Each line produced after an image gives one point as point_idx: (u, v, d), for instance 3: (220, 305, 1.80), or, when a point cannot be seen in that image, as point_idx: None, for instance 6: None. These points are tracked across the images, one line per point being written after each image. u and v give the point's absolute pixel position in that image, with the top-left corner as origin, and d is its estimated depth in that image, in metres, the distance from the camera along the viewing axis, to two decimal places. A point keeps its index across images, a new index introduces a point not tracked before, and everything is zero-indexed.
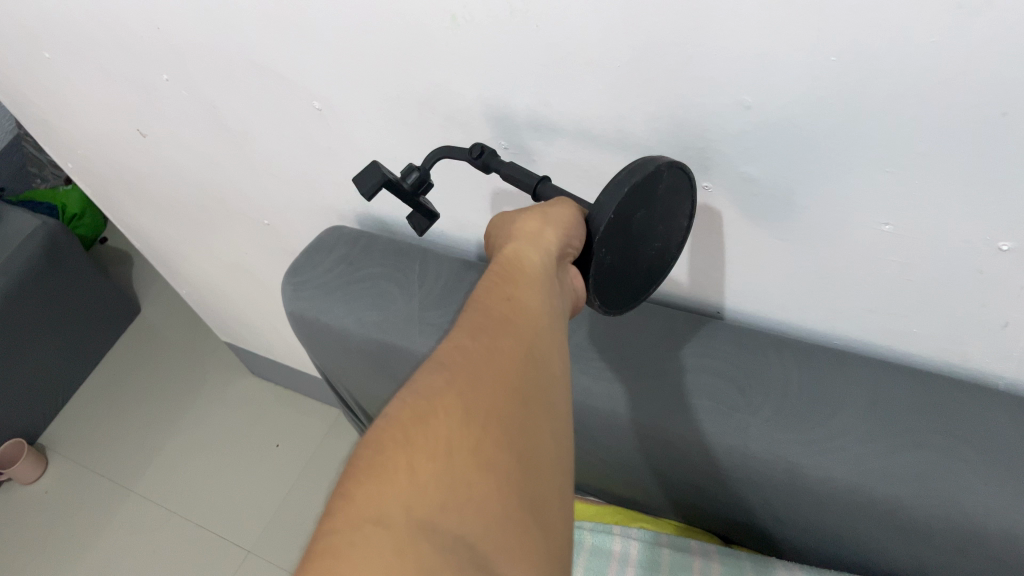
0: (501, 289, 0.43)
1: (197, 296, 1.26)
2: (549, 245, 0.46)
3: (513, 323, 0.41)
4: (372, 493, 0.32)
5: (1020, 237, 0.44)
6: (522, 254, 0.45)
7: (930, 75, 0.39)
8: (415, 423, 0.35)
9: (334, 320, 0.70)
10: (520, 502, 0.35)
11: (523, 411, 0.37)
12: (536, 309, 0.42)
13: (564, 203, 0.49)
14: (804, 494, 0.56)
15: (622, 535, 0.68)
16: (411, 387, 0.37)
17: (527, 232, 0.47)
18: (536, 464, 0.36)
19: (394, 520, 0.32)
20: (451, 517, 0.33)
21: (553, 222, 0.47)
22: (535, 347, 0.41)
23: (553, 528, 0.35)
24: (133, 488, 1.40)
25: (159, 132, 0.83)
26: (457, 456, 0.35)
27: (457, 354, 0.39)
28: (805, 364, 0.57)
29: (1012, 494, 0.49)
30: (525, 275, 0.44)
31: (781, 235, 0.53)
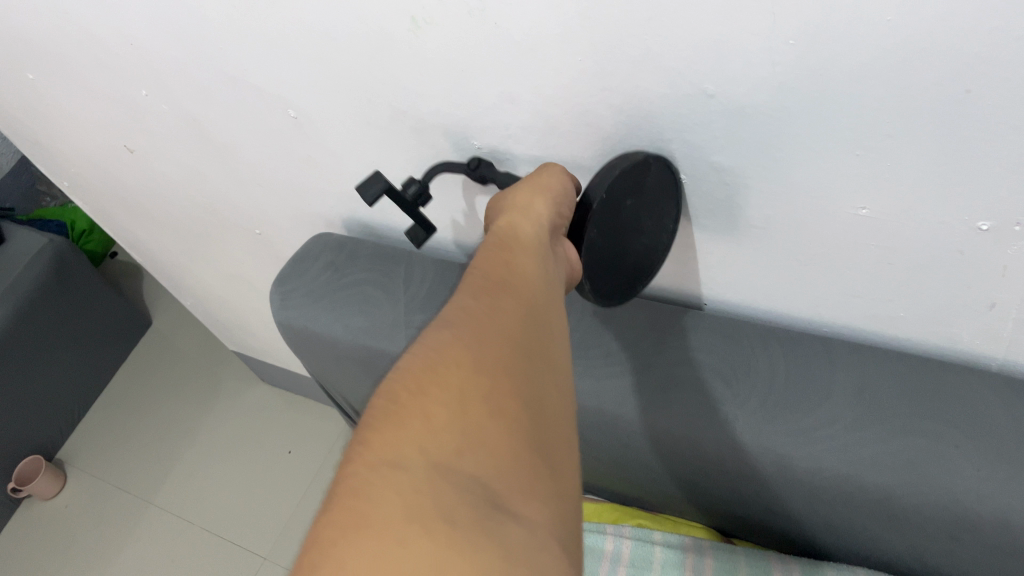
0: (500, 258, 0.43)
1: (202, 307, 1.26)
2: (540, 214, 0.46)
3: (512, 288, 0.40)
4: (388, 437, 0.32)
5: (998, 216, 0.43)
6: (516, 224, 0.46)
7: (890, 56, 0.38)
8: (428, 374, 0.34)
9: (321, 327, 0.70)
10: (531, 446, 0.33)
11: (528, 364, 0.36)
12: (536, 275, 0.42)
13: (552, 175, 0.50)
14: (794, 485, 0.55)
15: (615, 534, 0.68)
16: (423, 344, 0.37)
17: (518, 206, 0.47)
18: (545, 413, 0.35)
19: (409, 462, 0.31)
20: (468, 460, 0.31)
21: (541, 191, 0.48)
22: (538, 305, 0.40)
23: (565, 473, 0.33)
24: (155, 501, 1.40)
25: (146, 147, 0.83)
26: (468, 404, 0.33)
27: (463, 315, 0.39)
28: (790, 352, 0.56)
29: (1002, 479, 0.48)
30: (523, 244, 0.44)
31: (759, 224, 0.52)
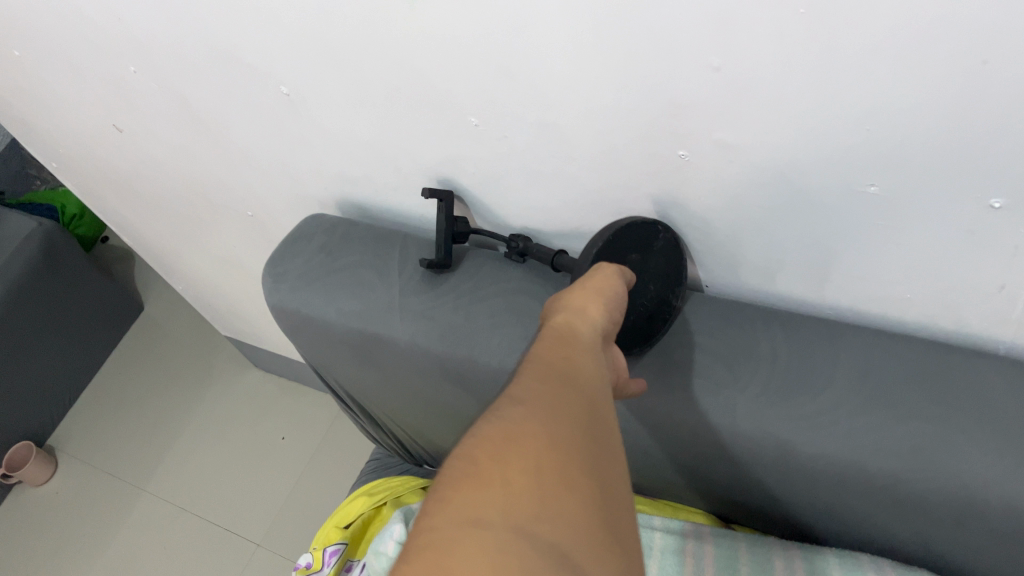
0: (559, 351, 0.39)
1: (193, 292, 1.24)
2: (595, 320, 0.43)
3: (576, 376, 0.38)
4: (469, 496, 0.30)
5: (1011, 193, 0.42)
6: (572, 325, 0.42)
7: (904, 25, 0.36)
8: (507, 437, 0.32)
9: (314, 310, 0.69)
10: (608, 517, 0.32)
11: (601, 444, 0.35)
12: (594, 372, 0.39)
13: (605, 273, 0.47)
14: (797, 472, 0.54)
15: None
16: (494, 413, 0.34)
17: (572, 306, 0.44)
18: (615, 491, 0.33)
19: (491, 521, 0.29)
20: (546, 524, 0.30)
21: (595, 293, 0.44)
22: (602, 402, 0.38)
23: (633, 556, 0.32)
24: (147, 488, 1.39)
25: (134, 126, 0.81)
26: (548, 475, 0.31)
27: (532, 390, 0.36)
28: (793, 335, 0.55)
29: (1011, 465, 0.46)
30: (581, 343, 0.40)
31: (764, 203, 0.51)
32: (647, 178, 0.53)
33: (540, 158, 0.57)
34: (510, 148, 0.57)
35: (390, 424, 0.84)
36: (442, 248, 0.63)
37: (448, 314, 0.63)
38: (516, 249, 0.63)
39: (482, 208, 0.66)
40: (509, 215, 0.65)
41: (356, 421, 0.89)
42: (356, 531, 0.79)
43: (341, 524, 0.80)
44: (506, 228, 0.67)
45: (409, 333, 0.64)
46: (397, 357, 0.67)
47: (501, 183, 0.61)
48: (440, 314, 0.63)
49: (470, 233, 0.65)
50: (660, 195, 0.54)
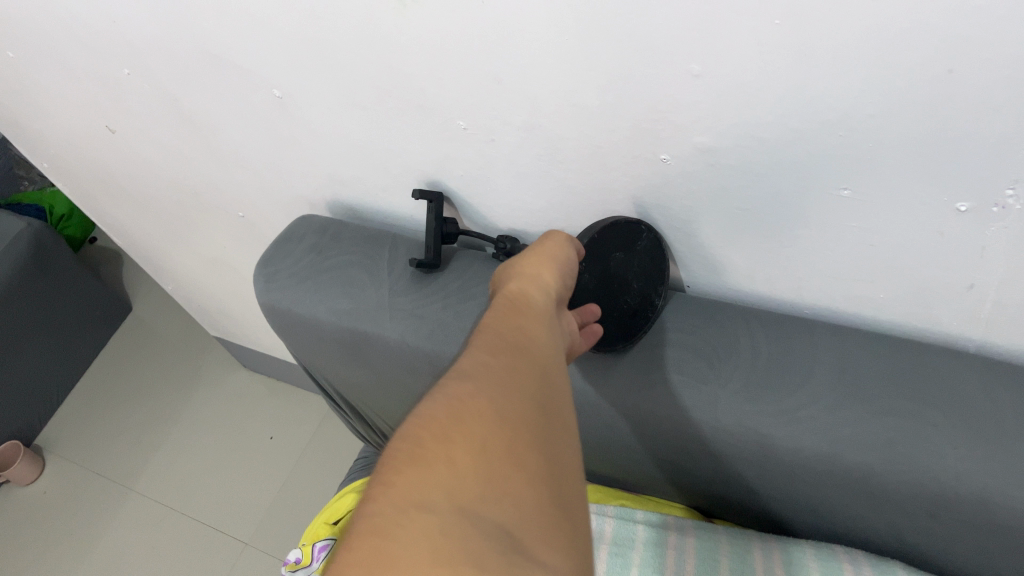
0: (511, 320, 0.42)
1: (184, 292, 1.25)
2: (547, 286, 0.47)
3: (527, 350, 0.40)
4: (414, 478, 0.31)
5: (977, 196, 0.44)
6: (525, 293, 0.45)
7: (876, 35, 0.38)
8: (454, 418, 0.34)
9: (304, 308, 0.70)
10: (556, 492, 0.34)
11: (547, 418, 0.37)
12: (544, 342, 0.42)
13: (557, 239, 0.51)
14: (775, 465, 0.55)
15: (597, 513, 0.66)
16: (441, 391, 0.36)
17: (526, 274, 0.47)
18: (563, 465, 0.35)
19: (436, 505, 0.31)
20: (490, 504, 0.32)
21: (548, 261, 0.48)
22: (551, 374, 0.40)
23: (581, 529, 0.34)
24: (136, 488, 1.39)
25: (127, 127, 0.82)
26: (493, 455, 0.33)
27: (480, 367, 0.38)
28: (772, 334, 0.56)
29: (980, 457, 0.48)
30: (533, 311, 0.44)
31: (743, 205, 0.52)
32: (630, 181, 0.55)
33: (527, 161, 0.58)
34: (498, 150, 0.59)
35: (378, 421, 0.85)
36: (432, 248, 0.64)
37: (437, 312, 0.65)
38: (504, 250, 0.64)
39: (471, 209, 0.67)
40: (497, 216, 0.66)
41: (346, 419, 0.91)
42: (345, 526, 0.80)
43: (330, 519, 0.81)
44: (494, 229, 0.69)
45: (399, 332, 0.65)
46: (386, 356, 0.69)
47: (488, 184, 0.63)
48: (428, 312, 0.65)
49: (459, 234, 0.66)
50: (642, 197, 0.56)
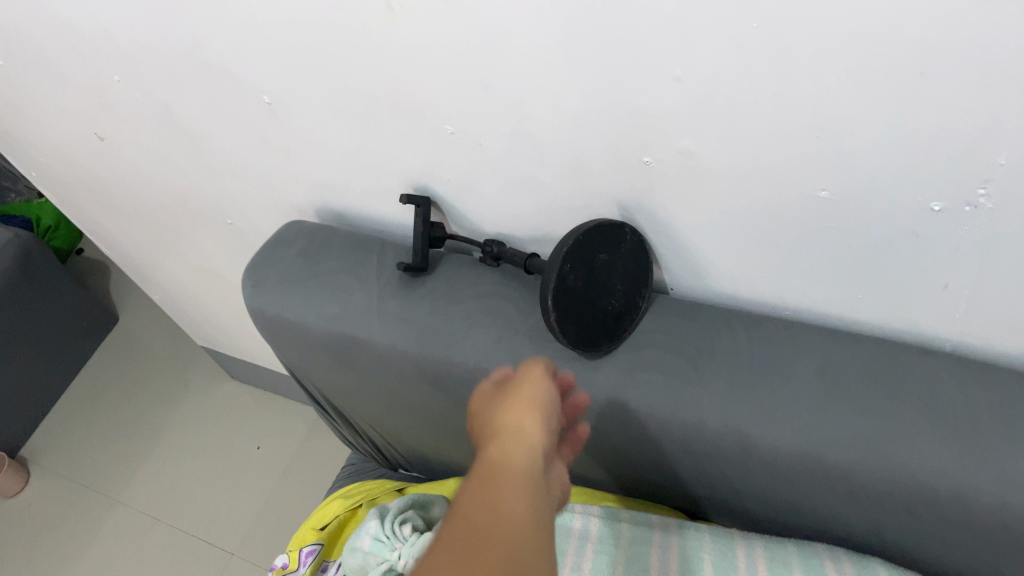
0: (491, 490, 0.42)
1: (171, 302, 1.25)
2: (529, 445, 0.46)
3: (501, 525, 0.39)
4: None
5: (949, 196, 0.45)
6: (505, 461, 0.45)
7: (849, 39, 0.40)
8: None
9: (293, 314, 0.71)
10: None
11: None
12: (522, 514, 0.40)
13: (534, 377, 0.51)
14: (757, 464, 0.56)
15: (582, 513, 0.65)
16: None
17: (507, 432, 0.47)
18: None
19: None
20: None
21: (528, 416, 0.48)
22: (526, 550, 0.38)
23: None
24: (123, 500, 1.38)
25: (117, 134, 0.83)
26: None
27: (450, 552, 0.37)
28: (753, 335, 0.57)
29: (956, 454, 0.50)
30: (512, 477, 0.43)
31: (724, 208, 0.53)
32: (613, 184, 0.56)
33: (513, 165, 0.59)
34: (485, 154, 0.59)
35: (366, 427, 0.85)
36: (420, 254, 0.65)
37: (425, 316, 0.66)
38: (491, 255, 0.65)
39: (458, 214, 0.68)
40: (483, 221, 0.67)
41: (333, 426, 0.91)
42: (332, 532, 0.80)
43: (317, 525, 0.81)
44: (481, 234, 0.69)
45: (388, 334, 0.66)
46: (374, 359, 0.69)
47: (475, 189, 0.64)
48: (416, 316, 0.66)
49: (447, 238, 0.67)
50: (626, 200, 0.57)
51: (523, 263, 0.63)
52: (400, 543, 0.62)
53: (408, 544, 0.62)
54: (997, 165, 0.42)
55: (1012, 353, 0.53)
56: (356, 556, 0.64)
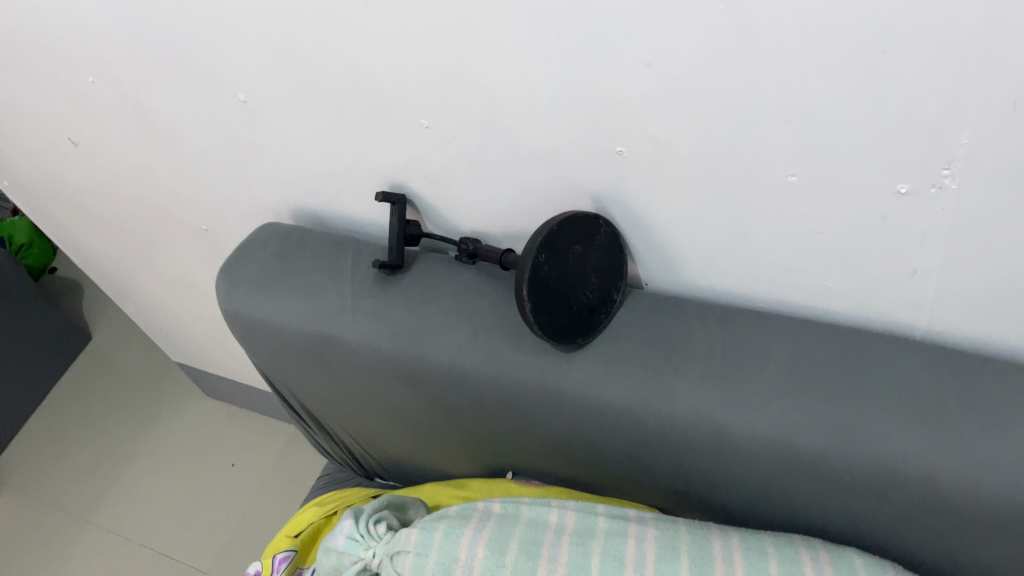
0: None
1: (145, 316, 1.24)
2: None
3: None
4: None
5: (916, 177, 0.46)
6: None
7: (814, 18, 0.40)
8: None
9: (268, 314, 0.70)
10: None
11: None
12: None
13: None
14: (732, 453, 0.56)
15: (559, 507, 0.59)
16: None
17: None
18: None
19: None
20: None
21: None
22: None
23: None
24: (94, 520, 1.35)
25: (89, 138, 0.82)
26: None
27: None
28: (727, 326, 0.58)
29: (926, 437, 0.51)
30: None
31: (696, 197, 0.54)
32: (587, 175, 0.56)
33: (488, 159, 0.59)
34: (460, 148, 0.60)
35: (342, 434, 0.85)
36: (394, 251, 0.64)
37: (399, 315, 0.65)
38: (466, 252, 0.64)
39: (433, 212, 0.68)
40: (458, 217, 0.67)
41: (308, 433, 0.90)
42: (306, 538, 0.79)
43: (292, 532, 0.80)
44: (456, 232, 0.69)
45: (362, 333, 0.66)
46: (348, 359, 0.69)
47: (450, 185, 0.64)
48: (390, 315, 0.65)
49: (422, 236, 0.67)
50: (600, 192, 0.57)
51: (498, 260, 0.63)
52: (373, 542, 0.61)
53: (382, 543, 0.61)
54: (961, 145, 0.43)
55: (979, 339, 0.54)
56: (329, 558, 0.63)
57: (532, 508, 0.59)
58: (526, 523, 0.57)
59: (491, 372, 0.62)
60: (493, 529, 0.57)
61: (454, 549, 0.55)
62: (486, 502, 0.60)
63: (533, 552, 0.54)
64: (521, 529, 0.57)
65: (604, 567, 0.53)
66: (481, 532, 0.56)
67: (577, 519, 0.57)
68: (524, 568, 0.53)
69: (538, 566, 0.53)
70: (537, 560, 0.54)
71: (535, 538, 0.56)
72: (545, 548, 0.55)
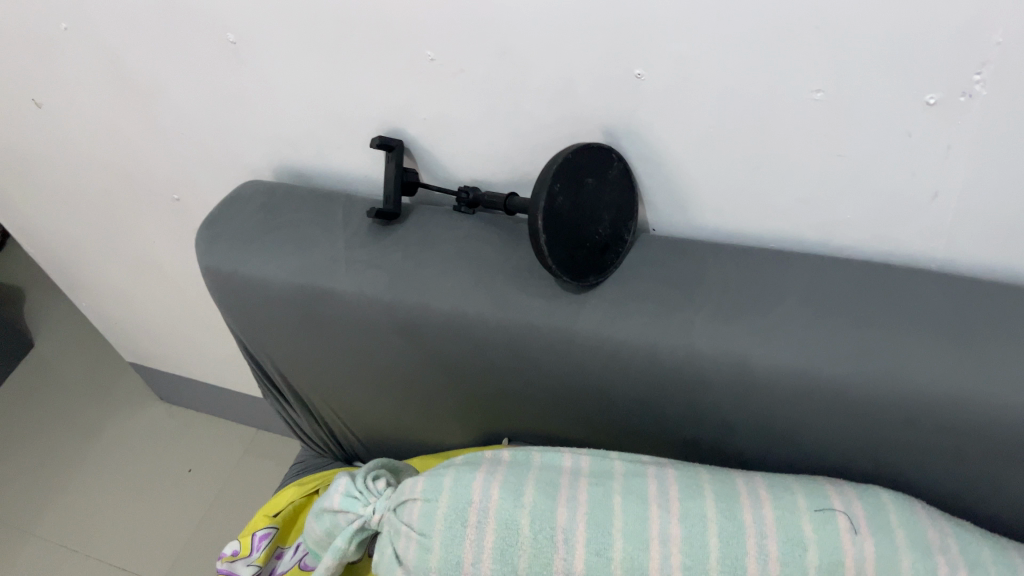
0: None
1: (99, 309, 1.17)
2: None
3: None
4: None
5: (945, 86, 0.46)
6: None
7: None
8: None
9: (252, 268, 0.67)
10: None
11: None
12: None
13: None
14: (752, 388, 0.55)
15: (572, 452, 0.58)
16: None
17: None
18: None
19: None
20: None
21: None
22: None
23: None
24: (37, 532, 1.27)
25: (54, 95, 0.78)
26: None
27: None
28: (741, 261, 0.57)
29: (952, 358, 0.50)
30: None
31: (716, 123, 0.53)
32: (601, 106, 0.56)
33: (496, 93, 0.58)
34: (465, 83, 0.58)
35: (323, 408, 0.81)
36: (392, 197, 0.63)
37: (398, 261, 0.63)
38: (466, 201, 0.64)
39: (431, 160, 0.66)
40: (458, 165, 0.65)
41: (283, 412, 0.86)
42: (286, 517, 0.75)
43: (270, 511, 0.75)
44: (453, 183, 0.68)
45: (357, 284, 0.63)
46: (341, 315, 0.66)
47: (452, 127, 0.62)
48: (388, 263, 0.63)
49: (420, 184, 0.65)
50: (613, 124, 0.56)
51: (503, 204, 0.61)
52: (373, 497, 0.60)
53: (382, 498, 0.60)
54: (994, 45, 0.43)
55: (994, 266, 0.54)
56: (324, 518, 0.62)
57: (544, 454, 0.58)
58: (540, 467, 0.56)
59: (497, 318, 0.60)
60: (506, 472, 0.55)
61: (467, 492, 0.54)
62: (495, 451, 0.59)
63: (551, 492, 0.54)
64: (534, 472, 0.56)
65: (628, 504, 0.52)
66: (494, 474, 0.55)
67: (593, 463, 0.56)
68: (544, 507, 0.52)
69: (558, 506, 0.53)
70: (557, 500, 0.53)
71: (552, 480, 0.55)
72: (563, 488, 0.54)
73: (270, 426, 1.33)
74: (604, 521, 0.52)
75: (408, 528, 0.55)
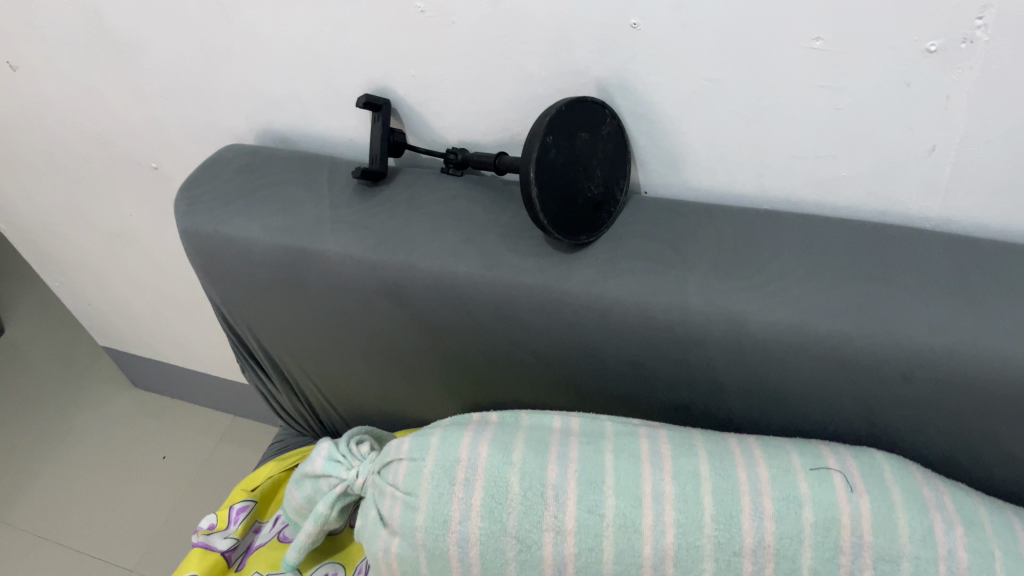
0: None
1: (73, 289, 1.14)
2: None
3: None
4: None
5: (947, 31, 0.45)
6: None
7: None
8: None
9: (232, 229, 0.65)
10: None
11: None
12: None
13: None
14: (746, 347, 0.54)
15: (562, 414, 0.57)
16: None
17: None
18: None
19: None
20: None
21: None
22: None
23: None
24: (3, 520, 1.23)
25: (29, 54, 0.75)
26: None
27: None
28: (736, 221, 0.56)
29: (951, 312, 0.49)
30: None
31: (712, 75, 0.52)
32: (595, 59, 0.54)
33: (487, 46, 0.56)
34: (455, 36, 0.57)
35: (303, 381, 0.79)
36: (378, 156, 0.61)
37: (383, 221, 0.61)
38: (455, 161, 0.62)
39: (419, 121, 0.65)
40: (447, 126, 0.64)
41: (262, 386, 0.84)
42: (264, 492, 0.73)
43: (248, 486, 0.73)
44: (442, 145, 0.66)
45: (341, 243, 0.61)
46: (324, 278, 0.64)
47: (442, 85, 0.61)
48: (374, 223, 0.61)
49: (407, 145, 0.64)
50: (607, 78, 0.55)
51: (493, 163, 0.60)
52: (356, 461, 0.60)
53: (366, 462, 0.60)
54: None
55: (991, 224, 0.54)
56: (305, 484, 0.62)
57: (534, 416, 0.57)
58: (529, 427, 0.55)
59: (483, 278, 0.58)
60: (494, 432, 0.55)
61: (454, 451, 0.53)
62: (483, 413, 0.58)
63: (541, 450, 0.53)
64: (523, 432, 0.55)
65: (619, 462, 0.51)
66: (482, 434, 0.54)
67: (582, 424, 0.56)
68: (533, 465, 0.51)
69: (548, 463, 0.52)
70: (547, 458, 0.52)
71: (542, 439, 0.54)
72: (553, 447, 0.53)
73: (248, 413, 1.30)
74: (596, 479, 0.50)
75: (393, 489, 0.55)
